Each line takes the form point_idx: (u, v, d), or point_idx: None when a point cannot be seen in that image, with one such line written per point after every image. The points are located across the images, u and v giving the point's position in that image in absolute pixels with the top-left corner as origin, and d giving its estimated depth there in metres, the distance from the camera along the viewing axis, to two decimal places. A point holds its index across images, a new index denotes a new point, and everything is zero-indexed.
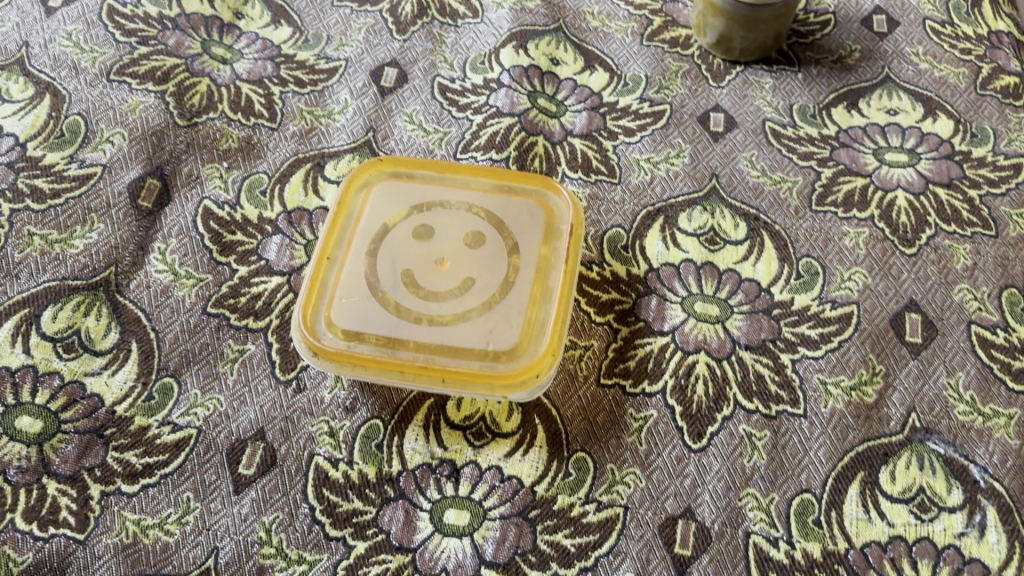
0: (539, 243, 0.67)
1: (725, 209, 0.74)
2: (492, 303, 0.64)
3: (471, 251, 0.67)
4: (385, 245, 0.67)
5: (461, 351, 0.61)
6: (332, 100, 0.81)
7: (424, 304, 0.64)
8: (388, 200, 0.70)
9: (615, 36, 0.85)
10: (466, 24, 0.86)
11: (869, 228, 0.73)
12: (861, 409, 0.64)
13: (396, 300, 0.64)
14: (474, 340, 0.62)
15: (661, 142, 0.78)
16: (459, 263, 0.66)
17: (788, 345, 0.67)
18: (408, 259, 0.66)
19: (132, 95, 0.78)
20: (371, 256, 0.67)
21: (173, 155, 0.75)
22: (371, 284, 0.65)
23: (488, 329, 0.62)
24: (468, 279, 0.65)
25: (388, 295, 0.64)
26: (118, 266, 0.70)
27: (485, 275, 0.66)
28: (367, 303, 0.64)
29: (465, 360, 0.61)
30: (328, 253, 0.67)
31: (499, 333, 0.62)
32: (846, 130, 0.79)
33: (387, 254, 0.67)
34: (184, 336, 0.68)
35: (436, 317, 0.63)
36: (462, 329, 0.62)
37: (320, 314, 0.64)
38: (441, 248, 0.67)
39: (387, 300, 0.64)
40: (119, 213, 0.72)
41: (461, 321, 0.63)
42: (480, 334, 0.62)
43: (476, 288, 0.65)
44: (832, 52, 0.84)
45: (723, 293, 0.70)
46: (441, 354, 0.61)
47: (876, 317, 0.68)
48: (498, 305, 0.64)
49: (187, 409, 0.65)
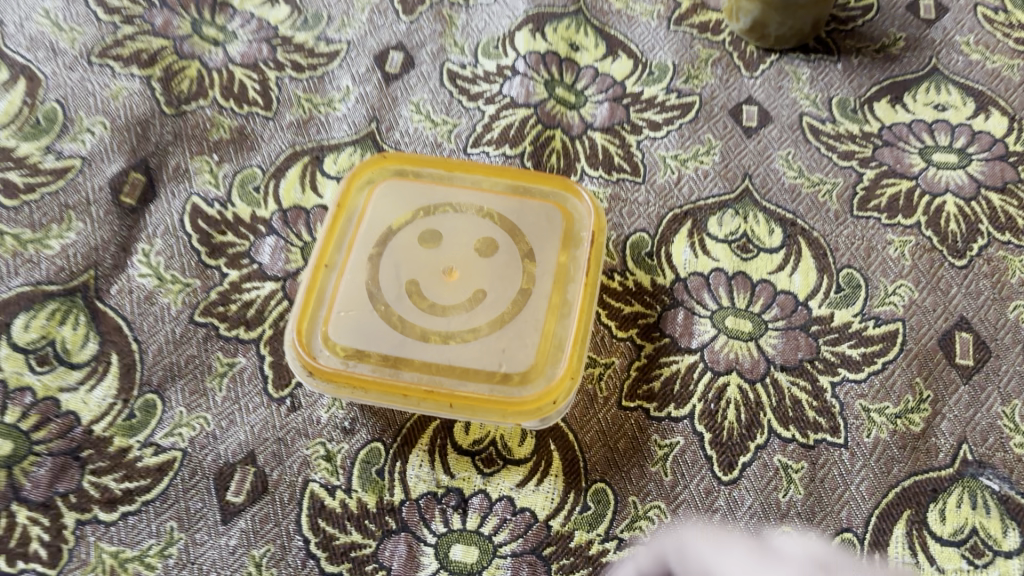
0: (558, 251, 0.62)
1: (759, 213, 0.68)
2: (505, 319, 0.58)
3: (483, 262, 0.61)
4: (390, 252, 0.62)
5: (472, 373, 0.56)
6: (333, 86, 0.74)
7: (431, 321, 0.58)
8: (392, 201, 0.64)
9: (640, 19, 0.79)
10: (478, 4, 0.80)
11: (916, 237, 0.67)
12: (907, 439, 0.59)
13: (400, 315, 0.59)
14: (486, 362, 0.57)
15: (689, 138, 0.72)
16: (470, 274, 0.61)
17: (828, 367, 0.62)
18: (414, 269, 0.61)
19: (115, 80, 0.71)
20: (373, 264, 0.61)
21: (159, 147, 0.69)
22: (374, 297, 0.59)
23: (502, 350, 0.57)
24: (479, 293, 0.60)
25: (392, 309, 0.59)
26: (98, 269, 0.64)
27: (498, 288, 0.60)
28: (370, 318, 0.58)
29: (475, 384, 0.56)
30: (327, 259, 0.61)
31: (512, 353, 0.57)
32: (890, 127, 0.73)
33: (392, 262, 0.61)
34: (169, 347, 0.62)
35: (445, 335, 0.58)
36: (472, 349, 0.57)
37: (317, 329, 0.58)
38: (450, 256, 0.62)
39: (391, 315, 0.59)
40: (100, 211, 0.66)
41: (473, 340, 0.57)
42: (493, 355, 0.57)
43: (488, 303, 0.59)
44: (875, 41, 0.77)
45: (757, 307, 0.64)
46: (449, 377, 0.56)
47: (924, 336, 0.63)
48: (512, 322, 0.58)
49: (171, 430, 0.60)
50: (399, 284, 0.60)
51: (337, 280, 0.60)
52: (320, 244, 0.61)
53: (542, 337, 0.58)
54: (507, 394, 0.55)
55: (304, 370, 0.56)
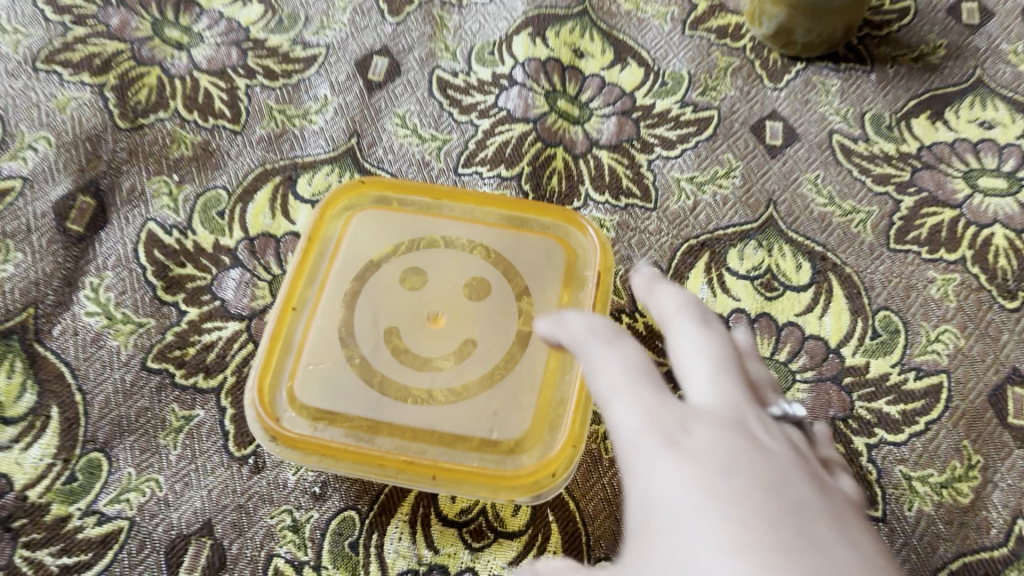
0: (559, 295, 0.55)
1: (784, 245, 0.61)
2: (498, 376, 0.51)
3: (473, 306, 0.54)
4: (368, 293, 0.54)
5: (459, 440, 0.49)
6: (309, 96, 0.67)
7: (413, 377, 0.51)
8: (371, 234, 0.57)
9: (651, 23, 0.71)
10: (472, 4, 0.72)
11: (961, 274, 0.60)
12: (954, 513, 0.52)
13: (377, 370, 0.51)
14: (475, 426, 0.49)
15: (706, 158, 0.64)
16: (459, 321, 0.54)
17: (863, 426, 0.54)
18: (395, 314, 0.54)
19: (64, 89, 0.64)
20: (349, 307, 0.53)
21: (111, 166, 0.62)
22: (349, 347, 0.52)
23: (494, 412, 0.50)
24: (468, 344, 0.53)
25: (369, 362, 0.51)
26: (38, 307, 0.57)
27: (490, 338, 0.53)
28: (343, 373, 0.51)
29: (462, 453, 0.48)
30: (296, 301, 0.54)
31: (506, 417, 0.50)
32: (930, 146, 0.65)
33: (369, 306, 0.54)
34: (117, 398, 0.55)
35: (430, 394, 0.50)
36: (460, 410, 0.50)
37: (282, 385, 0.51)
38: (436, 299, 0.54)
39: (367, 369, 0.51)
40: (42, 240, 0.59)
41: (460, 401, 0.50)
42: (483, 418, 0.49)
43: (479, 356, 0.52)
44: (912, 48, 0.70)
45: (783, 355, 0.57)
46: (433, 443, 0.49)
47: (972, 391, 0.55)
48: (506, 380, 0.51)
49: (118, 495, 0.52)
50: (377, 332, 0.53)
51: (306, 327, 0.53)
52: (288, 284, 0.54)
53: (540, 398, 0.50)
54: (499, 467, 0.48)
55: (265, 434, 0.49)
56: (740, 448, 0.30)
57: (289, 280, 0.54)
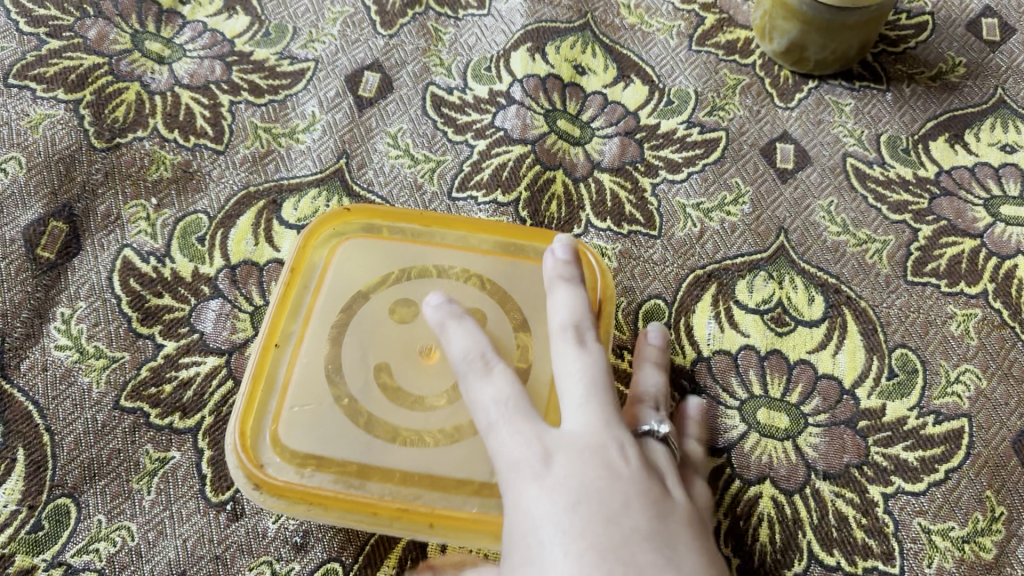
0: None
1: (796, 276, 0.58)
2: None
3: None
4: (357, 326, 0.51)
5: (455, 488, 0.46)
6: (296, 113, 0.63)
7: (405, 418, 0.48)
8: (359, 262, 0.53)
9: (656, 37, 0.68)
10: (469, 16, 0.69)
11: (983, 310, 0.56)
12: (977, 569, 0.48)
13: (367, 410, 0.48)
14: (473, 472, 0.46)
15: (714, 182, 0.61)
16: None
17: (879, 474, 0.51)
18: (385, 348, 0.50)
19: (37, 106, 0.60)
20: (336, 341, 0.50)
21: (86, 189, 0.58)
22: (336, 386, 0.49)
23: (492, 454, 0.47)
24: None
25: (358, 402, 0.48)
26: (5, 340, 0.54)
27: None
28: (330, 415, 0.48)
29: (459, 499, 0.46)
30: (280, 335, 0.50)
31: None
32: (949, 171, 0.62)
33: (358, 340, 0.50)
34: (88, 439, 0.52)
35: (424, 437, 0.47)
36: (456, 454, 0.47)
37: (265, 427, 0.47)
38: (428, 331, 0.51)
39: (356, 410, 0.48)
40: (11, 268, 0.55)
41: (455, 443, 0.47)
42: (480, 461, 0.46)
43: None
44: (930, 66, 0.66)
45: (794, 396, 0.53)
46: (428, 490, 0.46)
47: (994, 437, 0.52)
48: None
49: (86, 545, 0.49)
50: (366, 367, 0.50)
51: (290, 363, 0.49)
52: (271, 317, 0.50)
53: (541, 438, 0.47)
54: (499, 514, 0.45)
55: (247, 482, 0.46)
56: (595, 481, 0.36)
57: (271, 314, 0.50)
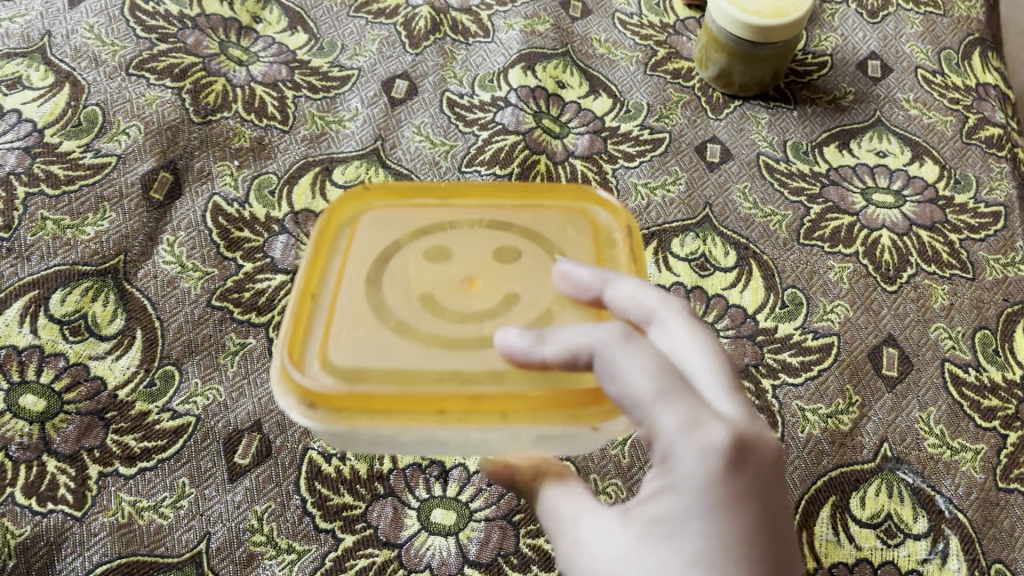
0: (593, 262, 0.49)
1: (716, 237, 0.77)
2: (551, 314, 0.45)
3: (507, 267, 0.47)
4: (392, 273, 0.46)
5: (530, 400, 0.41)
6: (343, 107, 0.83)
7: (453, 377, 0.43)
8: (382, 228, 0.49)
9: (620, 64, 0.88)
10: (477, 42, 0.88)
11: (854, 264, 0.76)
12: (836, 436, 0.67)
13: (446, 380, 0.41)
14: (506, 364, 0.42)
15: (659, 169, 0.81)
16: (495, 283, 0.46)
17: (770, 371, 0.70)
18: (424, 280, 0.46)
19: (150, 89, 0.79)
20: (384, 256, 0.48)
21: (186, 151, 0.77)
22: (397, 410, 0.40)
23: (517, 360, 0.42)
24: (512, 297, 0.46)
25: (416, 372, 0.42)
26: (127, 255, 0.72)
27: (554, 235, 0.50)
28: (386, 342, 0.43)
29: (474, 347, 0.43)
30: (322, 267, 0.47)
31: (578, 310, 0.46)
32: (837, 168, 0.82)
33: (398, 271, 0.47)
34: (188, 326, 0.70)
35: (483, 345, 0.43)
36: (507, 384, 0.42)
37: (315, 372, 0.42)
38: (468, 262, 0.47)
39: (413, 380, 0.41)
40: (131, 204, 0.74)
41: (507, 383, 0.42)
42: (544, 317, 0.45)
43: (524, 277, 0.47)
44: (828, 93, 0.87)
45: (711, 315, 0.72)
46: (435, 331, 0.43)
47: (855, 349, 0.71)
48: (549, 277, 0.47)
49: (187, 398, 0.67)
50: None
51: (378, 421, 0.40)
52: (295, 303, 0.45)
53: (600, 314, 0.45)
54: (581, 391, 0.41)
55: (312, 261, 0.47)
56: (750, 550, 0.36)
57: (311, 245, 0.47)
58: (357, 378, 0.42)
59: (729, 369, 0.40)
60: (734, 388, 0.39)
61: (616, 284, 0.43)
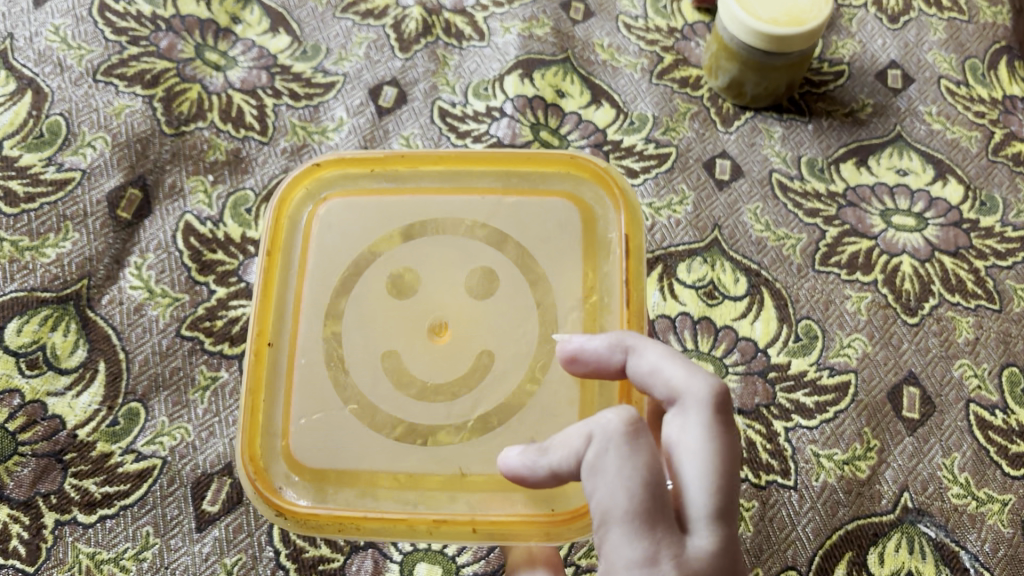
0: (582, 268, 0.49)
1: (726, 262, 0.72)
2: (537, 377, 0.48)
3: (478, 308, 0.49)
4: (350, 361, 0.48)
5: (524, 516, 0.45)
6: (327, 116, 0.77)
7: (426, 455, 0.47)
8: (341, 236, 0.51)
9: (624, 72, 0.82)
10: (471, 46, 0.83)
11: (872, 294, 0.71)
12: (853, 484, 0.63)
13: (410, 484, 0.46)
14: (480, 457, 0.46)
15: (664, 187, 0.75)
16: (465, 332, 0.49)
17: (783, 412, 0.65)
18: (391, 334, 0.49)
19: (119, 98, 0.74)
20: (341, 295, 0.49)
21: (157, 165, 0.72)
22: (365, 529, 0.45)
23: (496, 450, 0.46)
24: (484, 356, 0.48)
25: (382, 474, 0.46)
26: (91, 279, 0.66)
27: (540, 244, 0.50)
28: (349, 429, 0.47)
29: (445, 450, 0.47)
30: (277, 299, 0.49)
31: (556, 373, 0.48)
32: (854, 188, 0.77)
33: (358, 325, 0.49)
34: (155, 358, 0.64)
35: (450, 429, 0.47)
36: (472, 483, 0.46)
37: (286, 493, 0.47)
38: (433, 301, 0.49)
39: (373, 482, 0.46)
40: (96, 223, 0.68)
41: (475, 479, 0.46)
42: (520, 376, 0.48)
43: (498, 325, 0.49)
44: (845, 105, 0.82)
45: (719, 351, 0.68)
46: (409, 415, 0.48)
47: (874, 388, 0.66)
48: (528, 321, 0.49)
49: (153, 438, 0.62)
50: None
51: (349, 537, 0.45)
52: (250, 372, 0.48)
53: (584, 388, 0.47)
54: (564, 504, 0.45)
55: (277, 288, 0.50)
56: None
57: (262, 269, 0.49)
58: (323, 484, 0.47)
59: (725, 488, 0.36)
60: (719, 515, 0.36)
61: (640, 355, 0.40)
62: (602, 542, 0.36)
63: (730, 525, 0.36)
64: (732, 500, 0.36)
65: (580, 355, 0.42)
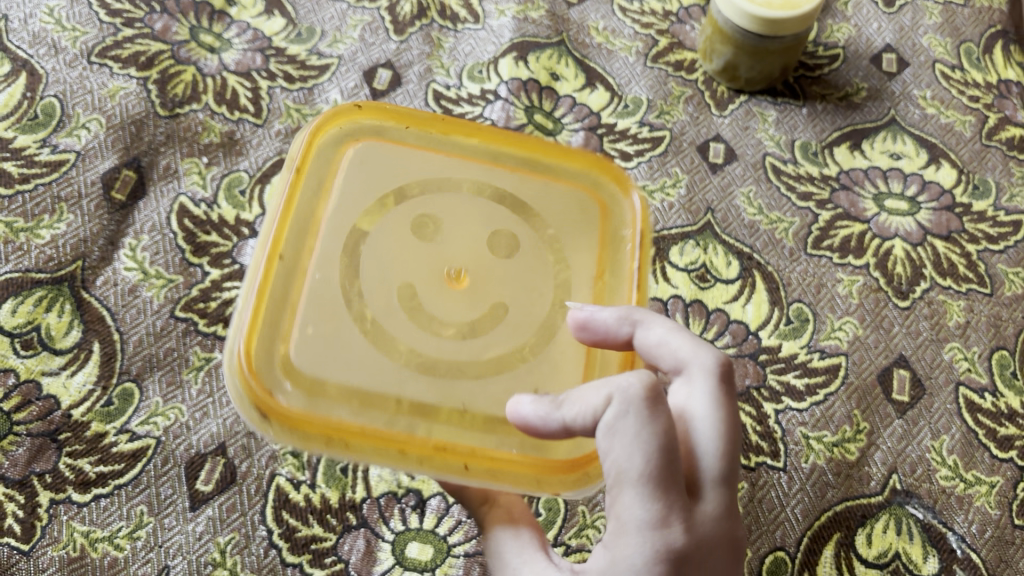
0: (595, 251, 0.50)
1: (718, 245, 0.72)
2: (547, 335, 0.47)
3: (498, 264, 0.48)
4: (365, 286, 0.46)
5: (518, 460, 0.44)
6: (321, 99, 0.77)
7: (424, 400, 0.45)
8: (368, 168, 0.49)
9: (619, 55, 0.82)
10: (466, 29, 0.83)
11: (864, 277, 0.71)
12: (842, 466, 0.63)
13: (411, 411, 0.43)
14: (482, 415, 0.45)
15: (658, 170, 0.75)
16: (482, 283, 0.47)
17: (773, 394, 0.65)
18: (408, 269, 0.47)
19: (113, 79, 0.74)
20: (362, 223, 0.47)
21: (151, 147, 0.72)
22: (356, 446, 0.42)
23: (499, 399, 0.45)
24: (498, 307, 0.47)
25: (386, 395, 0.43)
26: (85, 261, 0.67)
27: (555, 219, 0.50)
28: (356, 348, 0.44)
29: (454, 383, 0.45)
30: (296, 214, 0.46)
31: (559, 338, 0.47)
32: (847, 171, 0.77)
33: (375, 253, 0.46)
34: (149, 339, 0.65)
35: (459, 368, 0.45)
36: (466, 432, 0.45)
37: (280, 396, 0.42)
38: (453, 248, 0.48)
39: (375, 404, 0.43)
40: (91, 205, 0.69)
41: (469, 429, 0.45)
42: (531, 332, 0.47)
43: (513, 280, 0.48)
44: (839, 89, 0.82)
45: (711, 334, 0.68)
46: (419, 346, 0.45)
47: (864, 371, 0.67)
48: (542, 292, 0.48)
49: (147, 418, 0.62)
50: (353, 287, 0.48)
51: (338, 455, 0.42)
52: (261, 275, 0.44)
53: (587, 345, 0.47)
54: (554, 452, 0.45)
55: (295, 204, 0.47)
56: None
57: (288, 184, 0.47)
58: (321, 395, 0.43)
59: (731, 455, 0.38)
60: (722, 481, 0.38)
61: (648, 328, 0.41)
62: (613, 503, 0.37)
63: (730, 490, 0.38)
64: (734, 467, 0.38)
65: (590, 324, 0.42)
